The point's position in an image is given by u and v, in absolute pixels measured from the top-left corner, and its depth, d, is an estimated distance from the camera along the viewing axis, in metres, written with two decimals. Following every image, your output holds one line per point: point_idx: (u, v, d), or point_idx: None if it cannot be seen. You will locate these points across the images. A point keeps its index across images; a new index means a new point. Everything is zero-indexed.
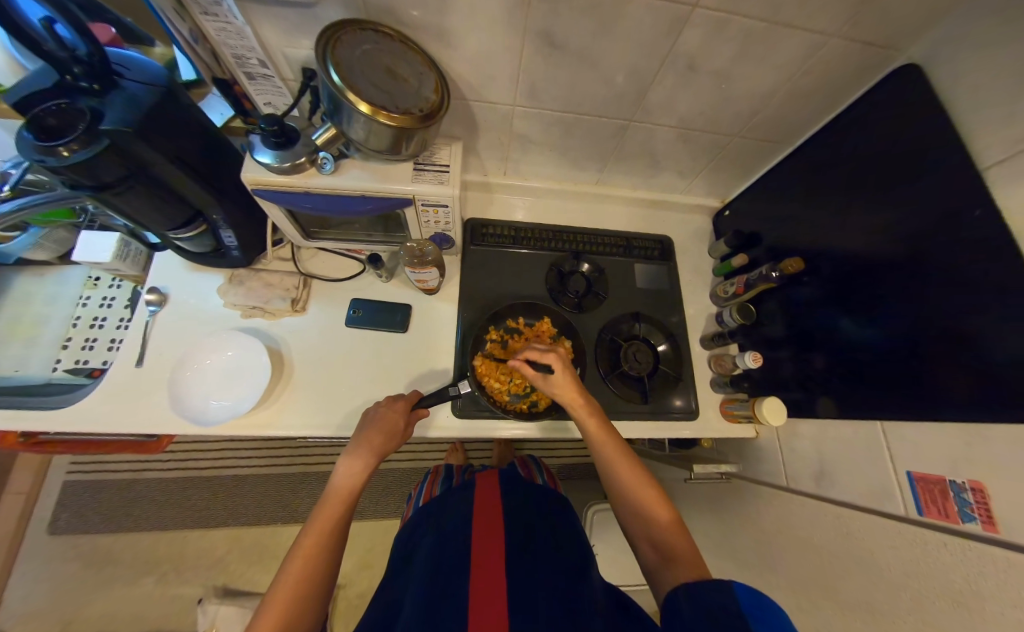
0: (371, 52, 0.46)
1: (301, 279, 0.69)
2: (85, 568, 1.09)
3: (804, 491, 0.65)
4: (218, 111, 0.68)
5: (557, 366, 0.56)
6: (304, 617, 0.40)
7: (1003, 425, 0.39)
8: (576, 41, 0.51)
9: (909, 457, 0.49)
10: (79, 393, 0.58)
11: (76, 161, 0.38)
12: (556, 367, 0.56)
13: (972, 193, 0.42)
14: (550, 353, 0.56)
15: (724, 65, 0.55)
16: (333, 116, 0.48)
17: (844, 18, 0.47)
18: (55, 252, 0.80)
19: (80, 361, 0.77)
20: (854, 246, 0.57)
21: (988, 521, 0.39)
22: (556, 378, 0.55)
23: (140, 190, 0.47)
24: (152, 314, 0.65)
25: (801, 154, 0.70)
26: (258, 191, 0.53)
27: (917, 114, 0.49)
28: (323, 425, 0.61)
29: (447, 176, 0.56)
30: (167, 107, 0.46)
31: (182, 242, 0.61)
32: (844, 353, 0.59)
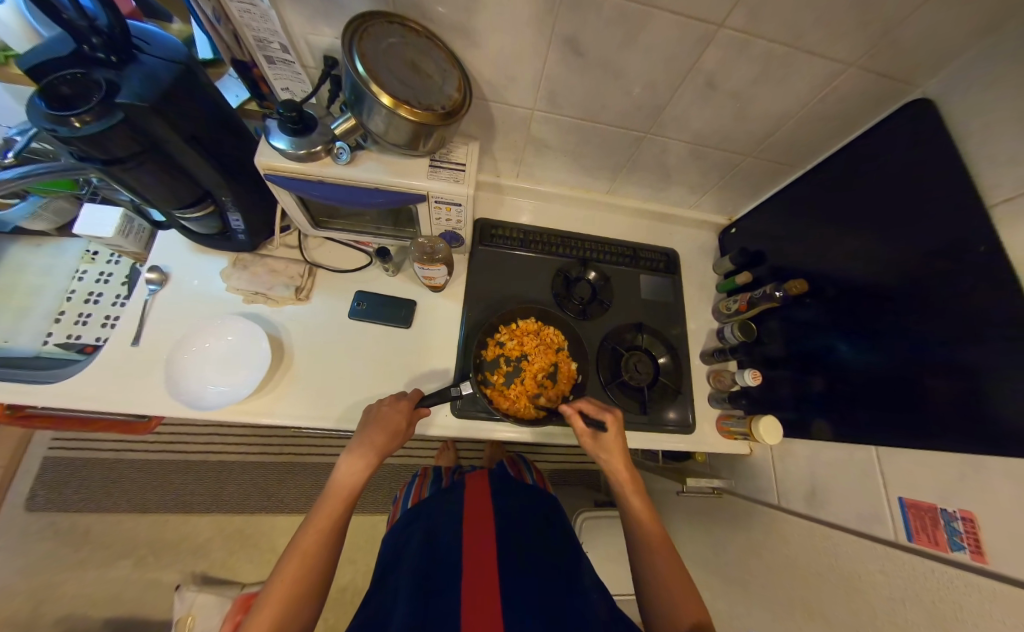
0: (397, 45, 0.46)
1: (306, 268, 0.69)
2: (60, 547, 1.06)
3: (795, 510, 0.65)
4: (234, 92, 0.68)
5: (612, 426, 0.58)
6: (299, 620, 0.39)
7: (997, 458, 0.40)
8: (600, 50, 0.51)
9: (901, 484, 0.49)
10: (71, 369, 0.57)
11: (88, 133, 0.37)
12: (612, 427, 0.58)
13: (979, 229, 0.43)
14: (608, 414, 0.58)
15: (743, 85, 0.55)
16: (353, 106, 0.47)
17: (863, 48, 0.48)
18: (54, 223, 0.78)
19: (72, 336, 0.76)
20: (858, 272, 0.58)
21: (977, 552, 0.40)
22: (607, 437, 0.58)
23: (151, 166, 0.46)
24: (152, 293, 0.63)
25: (810, 178, 0.71)
26: (270, 176, 0.52)
27: (929, 147, 0.50)
28: (320, 418, 0.60)
29: (462, 175, 0.56)
30: (186, 85, 0.46)
31: (189, 222, 0.60)
32: (842, 377, 0.60)
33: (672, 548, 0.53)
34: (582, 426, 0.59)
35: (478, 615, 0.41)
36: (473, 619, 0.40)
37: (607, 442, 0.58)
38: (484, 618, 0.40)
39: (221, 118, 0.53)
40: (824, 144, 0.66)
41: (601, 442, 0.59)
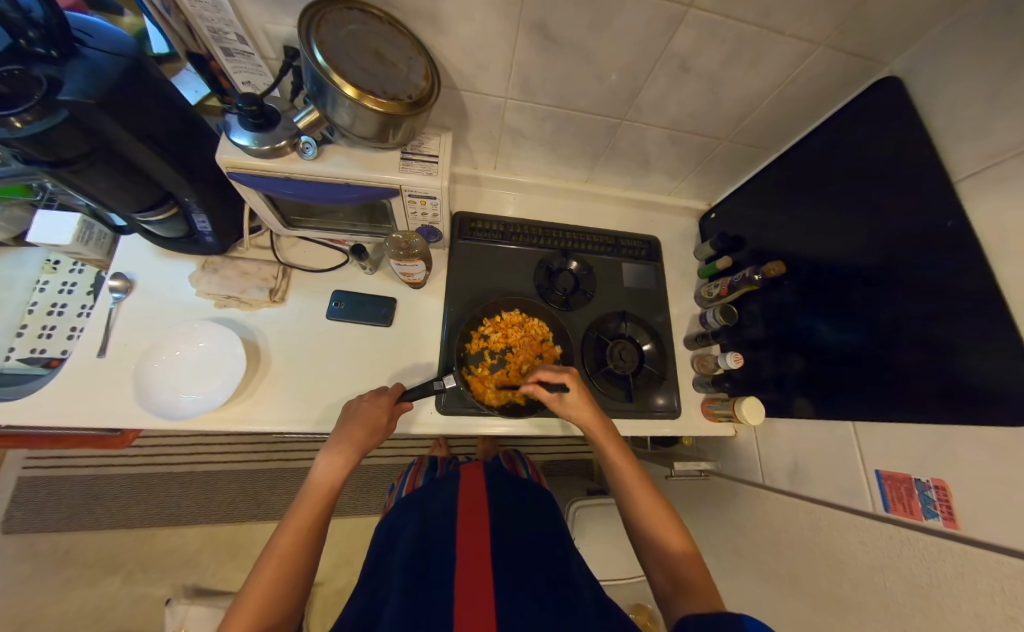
0: (359, 33, 0.44)
1: (280, 269, 0.67)
2: (42, 569, 1.03)
3: (779, 488, 0.67)
4: (192, 88, 0.64)
5: (571, 385, 0.57)
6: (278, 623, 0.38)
7: (967, 426, 0.41)
8: (571, 35, 0.50)
9: (879, 457, 0.51)
10: (33, 385, 0.54)
11: (29, 134, 0.35)
12: (572, 386, 0.57)
13: (945, 205, 0.44)
14: (564, 375, 0.58)
15: (716, 68, 0.55)
16: (316, 98, 0.45)
17: (832, 27, 0.48)
18: (9, 232, 0.74)
19: (36, 349, 0.72)
20: (833, 251, 0.59)
21: (949, 518, 0.41)
22: (571, 397, 0.57)
23: (104, 166, 0.44)
24: (117, 301, 0.61)
25: (785, 161, 0.71)
26: (235, 175, 0.50)
27: (897, 125, 0.51)
28: (302, 421, 0.59)
29: (436, 167, 0.54)
30: (134, 79, 0.43)
31: (152, 226, 0.57)
32: (820, 355, 0.61)
33: (650, 485, 0.54)
34: (546, 395, 0.58)
35: (472, 610, 0.40)
36: (465, 614, 0.40)
37: (573, 403, 0.57)
38: (474, 612, 0.40)
39: (175, 112, 0.50)
40: (797, 126, 0.67)
41: (567, 403, 0.57)
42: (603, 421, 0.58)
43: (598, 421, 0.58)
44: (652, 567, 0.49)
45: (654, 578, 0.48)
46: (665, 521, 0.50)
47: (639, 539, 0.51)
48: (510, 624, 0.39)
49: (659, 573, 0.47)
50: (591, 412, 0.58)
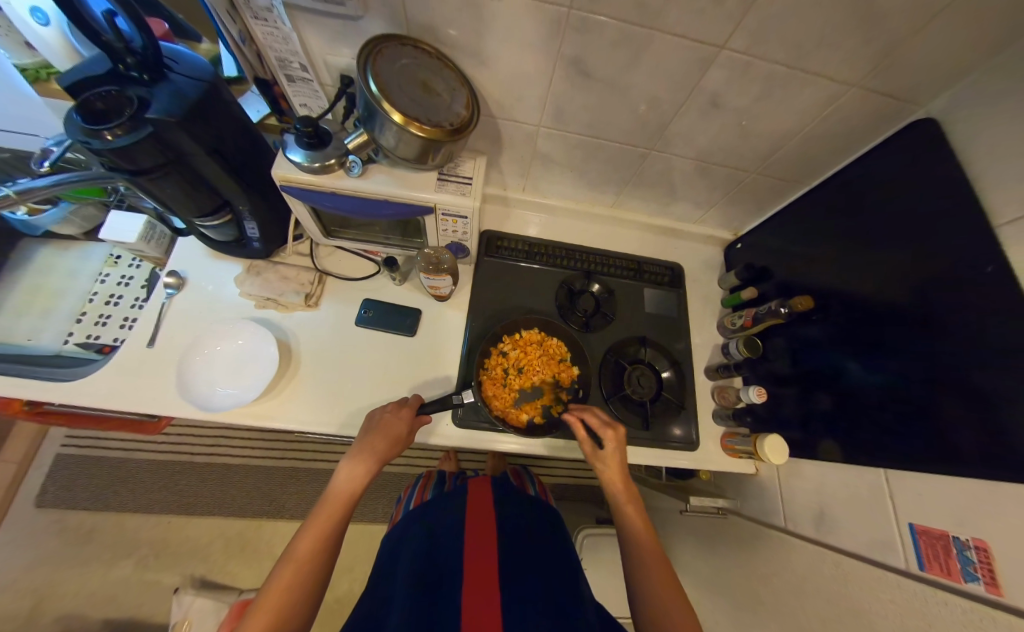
0: (409, 66, 0.48)
1: (316, 276, 0.71)
2: (66, 545, 1.08)
3: (804, 535, 0.63)
4: (255, 108, 0.70)
5: (610, 442, 0.57)
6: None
7: (1010, 483, 0.38)
8: (605, 71, 0.53)
9: (912, 509, 0.48)
10: (87, 369, 0.58)
11: (117, 146, 0.40)
12: (611, 443, 0.57)
13: (985, 249, 0.43)
14: (609, 430, 0.58)
15: (746, 105, 0.56)
16: (366, 122, 0.49)
17: (865, 69, 0.49)
18: (82, 228, 0.83)
19: (91, 336, 0.79)
20: (866, 289, 0.57)
21: (992, 583, 0.38)
22: (605, 452, 0.57)
23: (174, 177, 0.49)
24: (169, 296, 0.66)
25: (816, 195, 0.71)
26: (286, 188, 0.54)
27: (933, 165, 0.50)
28: (323, 423, 0.61)
29: (469, 188, 0.57)
30: (211, 99, 0.48)
31: (207, 230, 0.62)
32: (850, 396, 0.58)
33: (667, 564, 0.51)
34: (585, 438, 0.58)
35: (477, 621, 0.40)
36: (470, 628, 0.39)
37: (608, 458, 0.58)
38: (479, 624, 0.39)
39: (241, 132, 0.55)
40: (829, 162, 0.66)
41: (601, 457, 0.58)
42: (632, 490, 0.57)
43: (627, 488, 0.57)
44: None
45: None
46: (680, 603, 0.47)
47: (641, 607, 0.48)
48: None
49: None
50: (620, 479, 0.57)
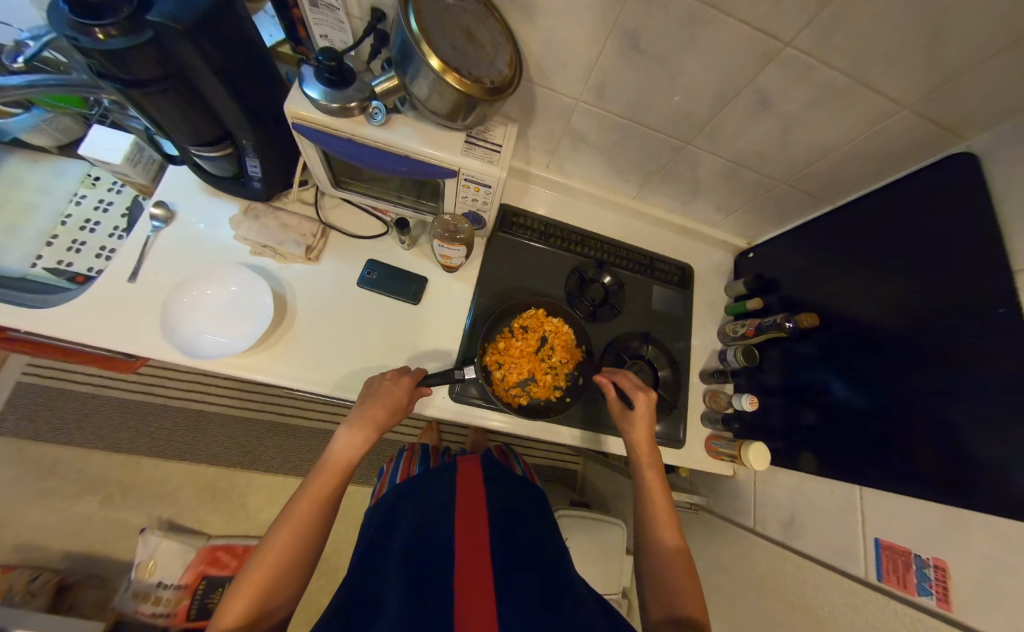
0: (454, 8, 0.44)
1: (320, 228, 0.67)
2: (25, 477, 1.04)
3: (771, 537, 0.67)
4: (267, 30, 0.63)
5: (641, 403, 0.61)
6: (283, 595, 0.38)
7: (980, 512, 0.41)
8: (659, 49, 0.49)
9: (879, 525, 0.51)
10: (60, 297, 0.54)
11: (110, 48, 0.34)
12: (641, 405, 0.61)
13: (1001, 291, 0.43)
14: (641, 393, 0.62)
15: (794, 110, 0.54)
16: (399, 65, 0.45)
17: (923, 91, 0.47)
18: (56, 140, 0.75)
19: (62, 262, 0.72)
20: (871, 314, 0.58)
21: (943, 599, 0.42)
22: (635, 413, 0.61)
23: (173, 97, 0.43)
24: (155, 230, 0.61)
25: (837, 215, 0.70)
26: (298, 126, 0.49)
27: (963, 200, 0.50)
28: (318, 382, 0.59)
29: (497, 156, 0.54)
30: (223, 11, 0.42)
31: (203, 161, 0.57)
32: (836, 414, 0.61)
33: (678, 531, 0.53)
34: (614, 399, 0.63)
35: (473, 585, 0.41)
36: (463, 590, 0.40)
37: (635, 420, 0.61)
38: (472, 588, 0.41)
39: (252, 57, 0.49)
40: (858, 183, 0.66)
41: (630, 417, 0.62)
42: (654, 453, 0.60)
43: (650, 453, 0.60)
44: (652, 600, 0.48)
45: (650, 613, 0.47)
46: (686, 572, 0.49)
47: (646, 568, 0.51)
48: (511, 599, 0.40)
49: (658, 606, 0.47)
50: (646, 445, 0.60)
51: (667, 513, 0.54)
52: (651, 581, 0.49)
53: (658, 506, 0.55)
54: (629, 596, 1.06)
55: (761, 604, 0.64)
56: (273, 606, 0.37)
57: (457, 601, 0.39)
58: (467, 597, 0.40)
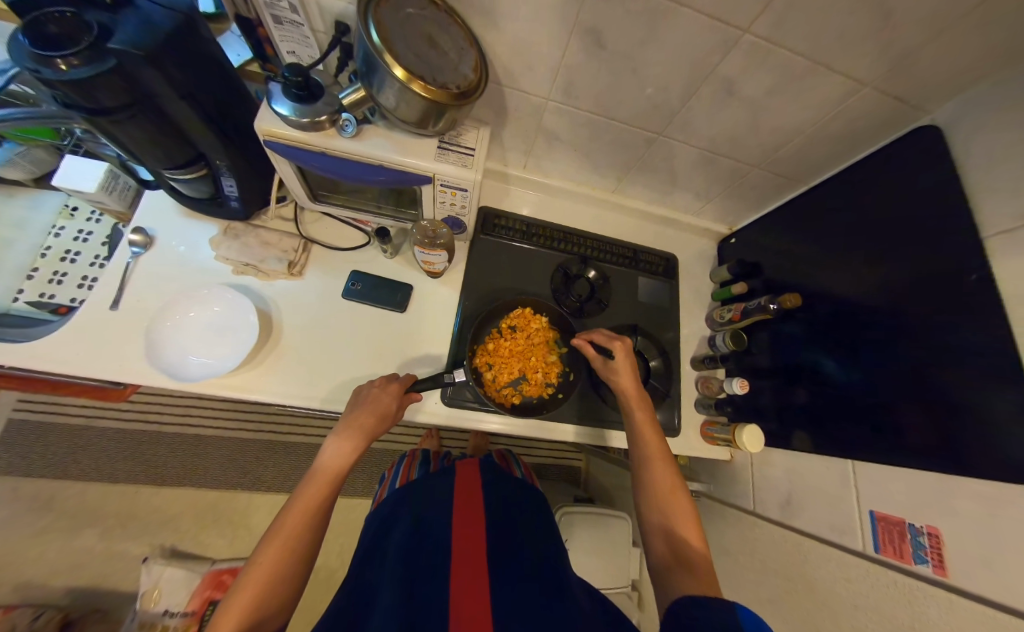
0: (415, 17, 0.45)
1: (301, 243, 0.66)
2: (22, 514, 1.03)
3: (770, 517, 0.68)
4: (236, 51, 0.64)
5: (619, 352, 0.62)
6: (275, 609, 0.37)
7: (967, 477, 0.42)
8: (622, 44, 0.50)
9: (873, 497, 0.52)
10: (41, 330, 0.53)
11: (73, 78, 0.34)
12: (620, 352, 0.62)
13: (972, 258, 0.44)
14: (616, 341, 0.63)
15: (760, 95, 0.55)
16: (365, 77, 0.45)
17: (881, 69, 0.48)
18: (30, 173, 0.74)
19: (45, 295, 0.72)
20: (850, 290, 0.59)
21: (939, 565, 0.43)
22: (616, 361, 0.62)
23: (141, 122, 0.43)
24: (134, 255, 0.60)
25: (812, 195, 0.71)
26: (269, 143, 0.49)
27: (929, 173, 0.51)
28: (308, 397, 0.59)
29: (471, 160, 0.54)
30: (186, 35, 0.42)
31: (178, 184, 0.57)
32: (825, 391, 0.61)
33: (673, 464, 0.54)
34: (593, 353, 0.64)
35: (472, 594, 0.41)
36: (462, 598, 0.40)
37: (618, 367, 0.62)
38: (471, 596, 0.41)
39: (219, 77, 0.49)
40: (829, 163, 0.67)
41: (612, 367, 0.62)
42: (642, 395, 0.61)
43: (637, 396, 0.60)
44: (654, 536, 0.49)
45: (652, 548, 0.48)
46: (682, 503, 0.50)
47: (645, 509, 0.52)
48: (511, 604, 0.40)
49: (660, 541, 0.48)
50: (632, 389, 0.61)
51: (660, 451, 0.55)
52: (650, 518, 0.50)
53: (650, 446, 0.55)
54: (638, 588, 1.06)
55: (764, 584, 0.65)
56: (266, 621, 0.36)
57: (456, 608, 0.39)
58: (464, 605, 0.39)
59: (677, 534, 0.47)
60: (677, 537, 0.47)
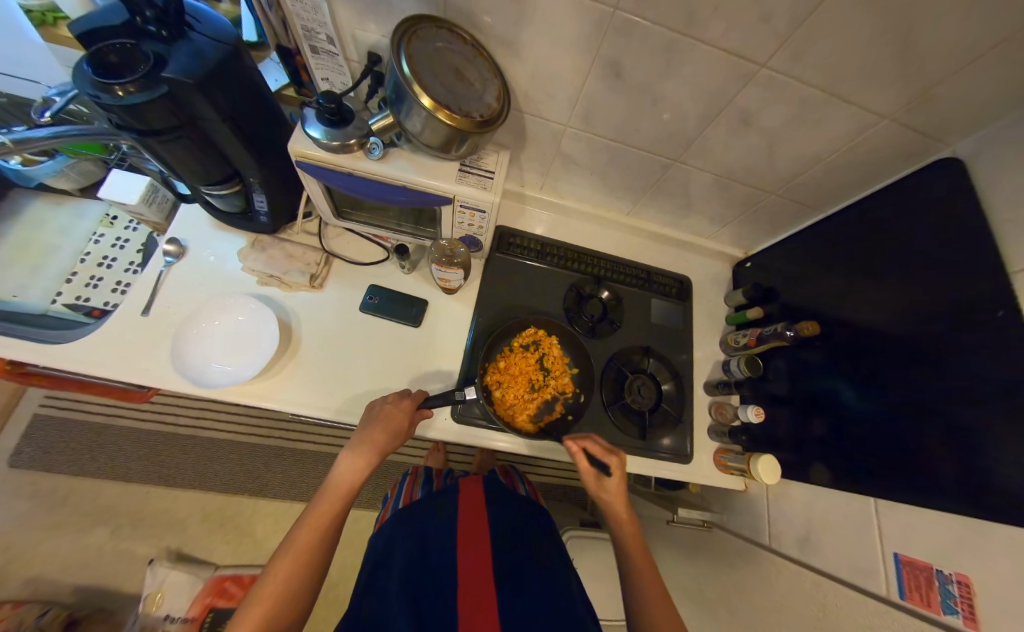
0: (443, 50, 0.47)
1: (323, 257, 0.69)
2: (38, 509, 1.05)
3: (788, 554, 0.65)
4: (273, 77, 0.68)
5: (615, 468, 0.55)
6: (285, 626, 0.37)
7: (1001, 524, 0.40)
8: (641, 76, 0.52)
9: (899, 539, 0.49)
10: (76, 333, 0.56)
11: (129, 103, 0.37)
12: (615, 471, 0.55)
13: (1001, 293, 0.43)
14: (611, 456, 0.55)
15: (777, 125, 0.56)
16: (394, 104, 0.48)
17: (900, 102, 0.49)
18: (78, 184, 0.80)
19: (81, 298, 0.75)
20: (872, 319, 0.58)
21: (971, 618, 0.40)
22: (609, 480, 0.55)
23: (186, 142, 0.46)
24: (167, 265, 0.63)
25: (831, 222, 0.71)
26: (301, 164, 0.52)
27: (951, 206, 0.51)
28: (321, 408, 0.60)
29: (490, 183, 0.56)
30: (231, 63, 0.45)
31: (214, 199, 0.60)
32: (845, 423, 0.59)
33: (670, 603, 0.48)
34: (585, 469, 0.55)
35: (480, 618, 0.40)
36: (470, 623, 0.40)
37: (611, 489, 0.55)
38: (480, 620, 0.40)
39: (259, 102, 0.53)
40: (848, 191, 0.67)
41: (605, 486, 0.55)
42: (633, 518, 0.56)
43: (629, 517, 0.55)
44: None
45: None
46: None
47: None
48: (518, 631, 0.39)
49: None
50: (624, 511, 0.55)
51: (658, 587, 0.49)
52: None
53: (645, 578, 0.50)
54: None
55: None
56: None
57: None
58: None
59: None
60: None
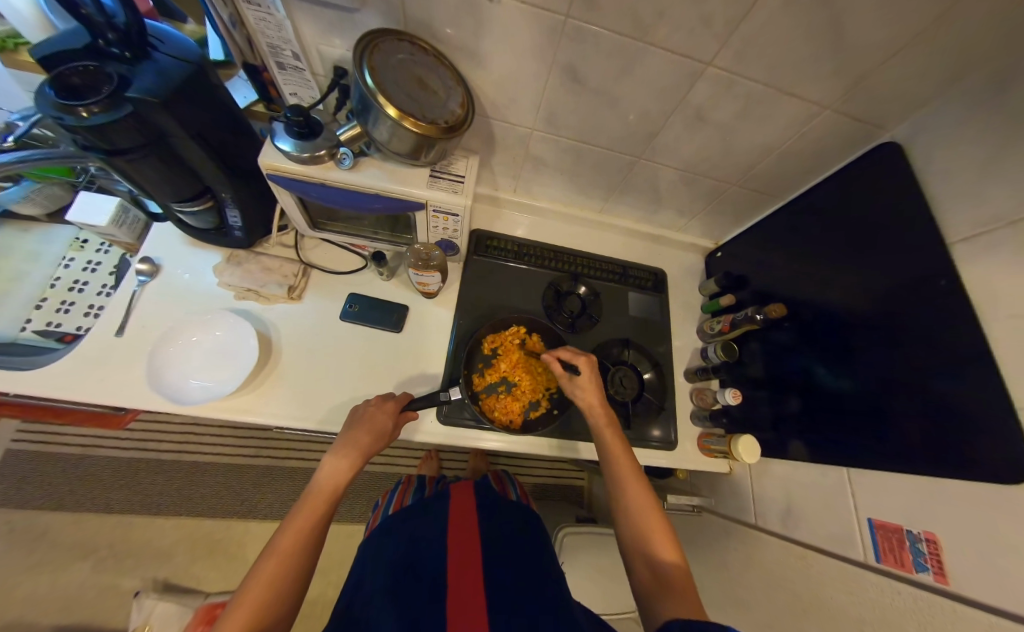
0: (406, 62, 0.49)
1: (300, 268, 0.69)
2: (14, 548, 1.00)
3: (772, 530, 0.67)
4: (241, 93, 0.69)
5: (585, 368, 0.62)
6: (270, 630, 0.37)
7: (956, 480, 0.42)
8: (598, 80, 0.55)
9: (871, 505, 0.52)
10: (46, 358, 0.55)
11: (93, 124, 0.38)
12: (585, 369, 0.62)
13: (942, 264, 0.46)
14: (581, 358, 0.63)
15: (729, 119, 0.59)
16: (360, 115, 0.49)
17: (838, 92, 0.52)
18: (44, 208, 0.78)
19: (52, 324, 0.74)
20: (834, 298, 0.61)
21: (940, 573, 0.42)
22: (581, 377, 0.61)
23: (153, 160, 0.47)
24: (141, 284, 0.63)
25: (790, 209, 0.74)
26: (273, 177, 0.52)
27: (893, 187, 0.55)
28: (305, 418, 0.59)
29: (461, 187, 0.58)
30: (196, 81, 0.46)
31: (185, 216, 0.60)
32: (817, 399, 0.62)
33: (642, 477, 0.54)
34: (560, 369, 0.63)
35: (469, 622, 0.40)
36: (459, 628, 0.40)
37: (582, 383, 0.61)
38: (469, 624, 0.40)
39: (227, 119, 0.53)
40: (803, 179, 0.70)
41: (577, 383, 0.62)
42: (605, 406, 0.61)
43: (600, 406, 0.61)
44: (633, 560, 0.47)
45: (636, 576, 0.46)
46: (658, 525, 0.48)
47: (625, 534, 0.49)
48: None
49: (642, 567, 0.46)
50: (594, 400, 0.61)
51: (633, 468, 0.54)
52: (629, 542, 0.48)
53: (620, 461, 0.55)
54: None
55: None
56: None
57: None
58: None
59: (654, 553, 0.46)
60: (659, 567, 0.44)
